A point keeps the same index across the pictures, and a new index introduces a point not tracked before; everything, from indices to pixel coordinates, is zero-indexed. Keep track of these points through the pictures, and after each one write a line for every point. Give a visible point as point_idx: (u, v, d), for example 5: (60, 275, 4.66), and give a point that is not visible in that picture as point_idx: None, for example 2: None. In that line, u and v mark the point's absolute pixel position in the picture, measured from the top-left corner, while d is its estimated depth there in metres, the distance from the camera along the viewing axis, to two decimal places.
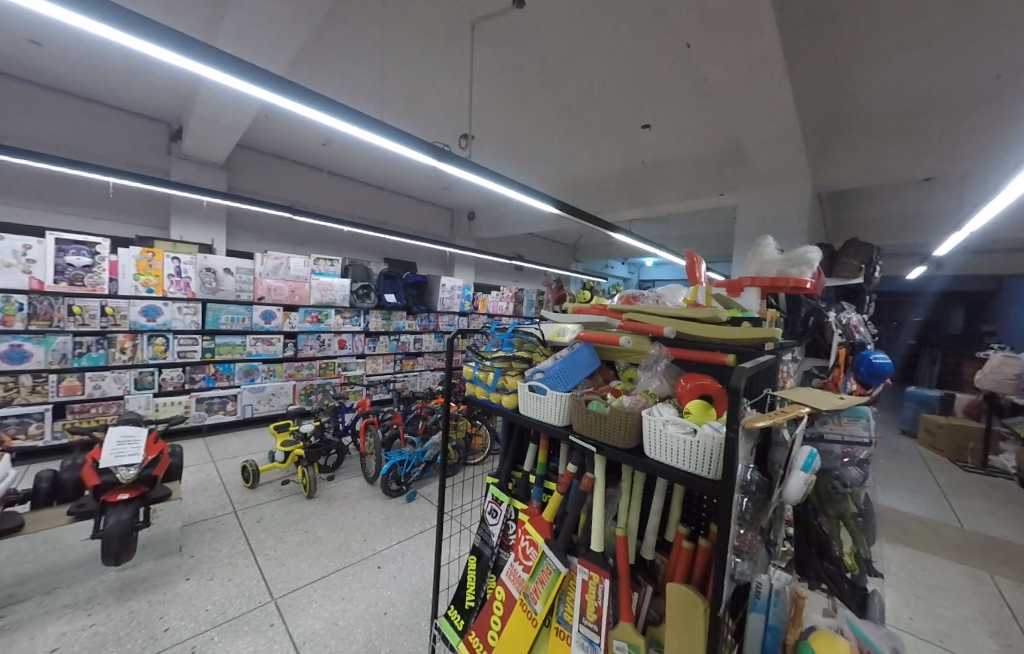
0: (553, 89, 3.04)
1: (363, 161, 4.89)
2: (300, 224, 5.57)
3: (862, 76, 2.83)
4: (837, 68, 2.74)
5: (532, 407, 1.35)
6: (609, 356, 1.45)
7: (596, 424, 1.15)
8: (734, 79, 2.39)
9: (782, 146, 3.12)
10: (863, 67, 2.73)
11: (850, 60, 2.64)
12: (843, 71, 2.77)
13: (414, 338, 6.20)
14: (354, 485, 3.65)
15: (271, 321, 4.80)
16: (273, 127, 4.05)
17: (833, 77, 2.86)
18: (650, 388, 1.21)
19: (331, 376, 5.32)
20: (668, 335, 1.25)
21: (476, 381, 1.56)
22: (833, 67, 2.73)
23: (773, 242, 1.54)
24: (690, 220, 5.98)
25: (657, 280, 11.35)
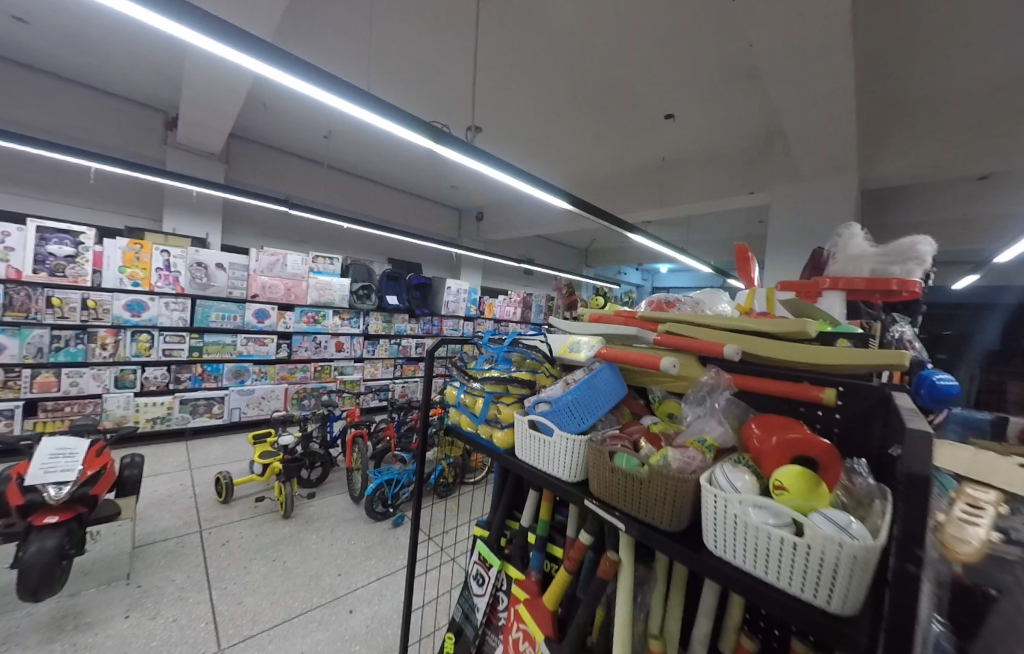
0: (571, 66, 2.68)
1: (366, 154, 4.60)
2: (300, 219, 5.30)
3: (934, 53, 2.43)
4: (907, 42, 2.36)
5: (534, 451, 0.99)
6: (639, 381, 1.08)
7: (624, 488, 0.78)
8: (791, 49, 2.00)
9: (836, 136, 2.71)
10: (939, 42, 2.34)
11: (925, 30, 2.25)
12: (913, 45, 2.38)
13: (415, 342, 5.87)
14: (337, 505, 3.28)
15: (265, 321, 4.43)
16: (270, 114, 3.78)
17: (900, 54, 2.47)
18: (706, 436, 0.80)
19: (325, 380, 4.99)
20: (730, 356, 0.87)
21: (461, 409, 1.19)
22: (903, 40, 2.34)
23: (862, 232, 1.13)
24: (714, 224, 5.55)
25: (673, 289, 10.87)
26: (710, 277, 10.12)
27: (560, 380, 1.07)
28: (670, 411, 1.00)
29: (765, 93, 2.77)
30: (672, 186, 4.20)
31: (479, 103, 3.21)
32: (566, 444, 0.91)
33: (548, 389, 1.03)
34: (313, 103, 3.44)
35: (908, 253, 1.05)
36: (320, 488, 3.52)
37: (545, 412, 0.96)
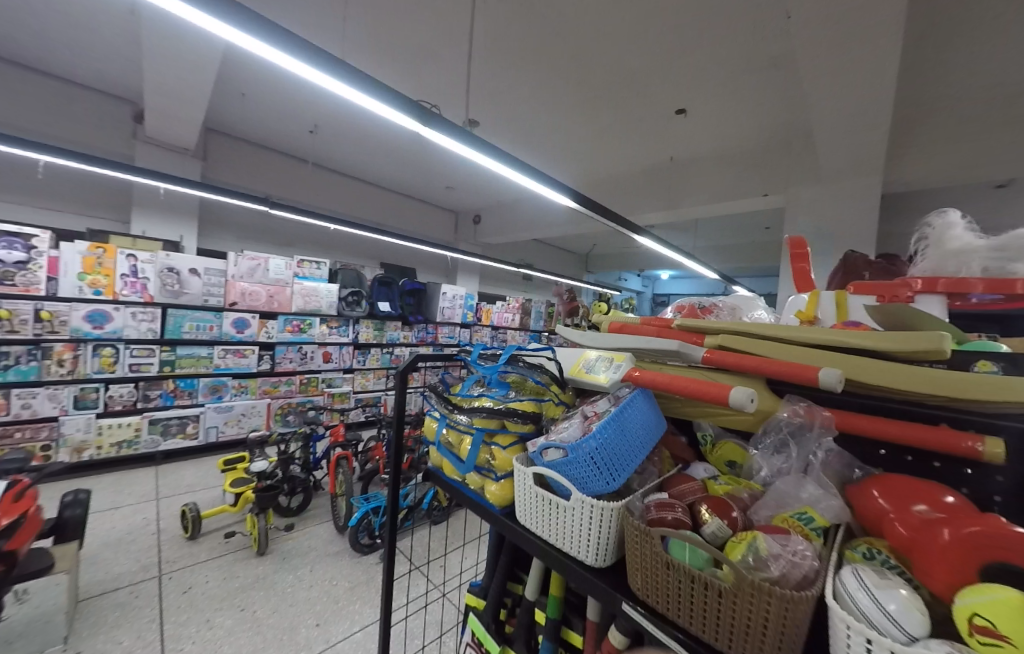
0: (576, 51, 2.43)
1: (355, 153, 4.35)
2: (285, 221, 5.02)
3: (981, 56, 2.18)
4: (952, 43, 2.10)
5: (543, 520, 0.72)
6: (686, 413, 0.80)
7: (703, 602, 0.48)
8: (830, 29, 1.74)
9: (867, 135, 2.46)
10: (987, 44, 2.08)
11: (975, 31, 2.00)
12: (958, 47, 2.12)
13: (409, 351, 5.56)
14: (318, 537, 2.96)
15: (245, 330, 4.16)
16: (251, 105, 3.55)
17: (941, 57, 2.21)
18: (810, 510, 0.54)
19: (312, 394, 4.67)
20: (831, 382, 0.60)
21: (445, 452, 0.93)
22: (948, 41, 2.09)
23: (962, 216, 0.87)
24: (720, 226, 5.33)
25: (673, 294, 10.68)
26: (713, 282, 9.90)
27: (579, 413, 0.79)
28: (730, 458, 0.72)
29: (788, 87, 2.53)
30: (681, 187, 3.95)
31: (472, 96, 2.96)
32: (592, 512, 0.64)
33: (560, 428, 0.75)
34: (294, 89, 3.18)
35: None
36: (300, 518, 3.19)
37: (561, 463, 0.69)
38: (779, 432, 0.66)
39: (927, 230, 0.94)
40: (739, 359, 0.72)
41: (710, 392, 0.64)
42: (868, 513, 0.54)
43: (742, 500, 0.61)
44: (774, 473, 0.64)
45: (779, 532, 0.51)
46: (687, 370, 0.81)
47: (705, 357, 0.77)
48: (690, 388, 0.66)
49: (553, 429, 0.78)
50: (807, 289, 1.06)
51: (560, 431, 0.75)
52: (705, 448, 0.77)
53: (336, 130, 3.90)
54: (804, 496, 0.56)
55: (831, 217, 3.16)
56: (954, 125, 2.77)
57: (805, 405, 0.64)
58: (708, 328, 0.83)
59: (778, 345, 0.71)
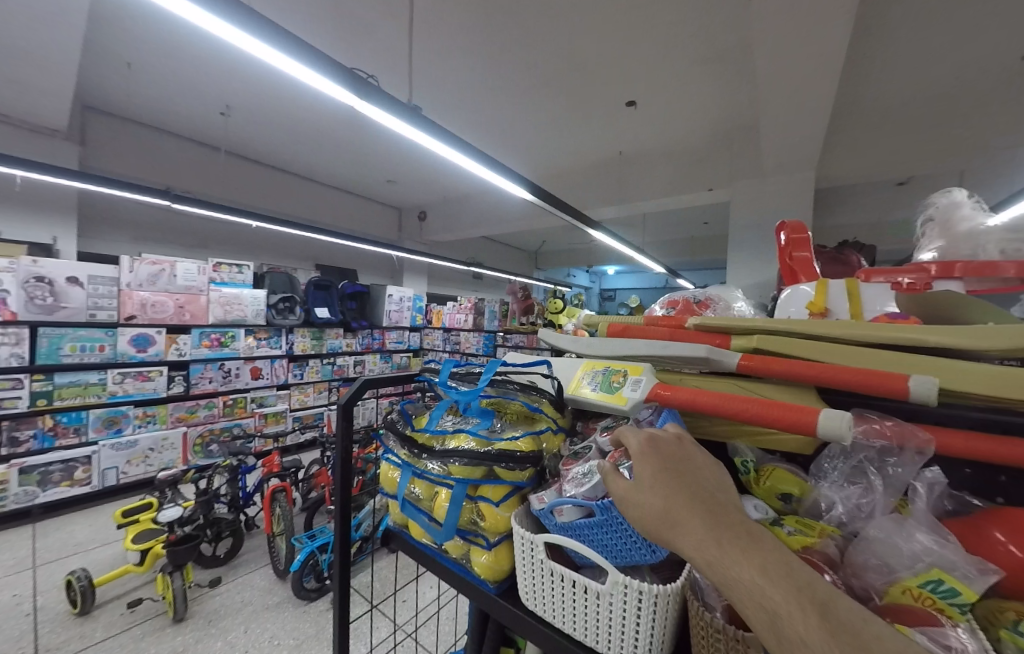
0: (525, 37, 2.24)
1: (280, 139, 3.81)
2: (196, 218, 4.29)
3: (901, 58, 2.33)
4: (880, 43, 2.21)
5: (565, 605, 0.54)
6: (718, 433, 0.64)
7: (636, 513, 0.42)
8: (782, 23, 1.73)
9: (808, 128, 2.55)
10: (908, 46, 2.22)
11: (901, 31, 2.10)
12: (884, 47, 2.24)
13: (354, 361, 4.96)
14: (252, 588, 2.46)
15: (148, 348, 3.39)
16: (141, 79, 2.93)
17: (870, 56, 2.33)
18: (937, 569, 0.40)
19: (240, 417, 3.96)
20: (925, 391, 0.48)
21: (413, 511, 0.70)
22: (877, 41, 2.19)
23: (966, 195, 0.81)
24: (665, 220, 5.49)
25: (619, 287, 11.04)
26: (656, 275, 10.32)
27: (593, 450, 0.61)
28: (784, 488, 0.57)
29: (737, 79, 2.54)
30: (632, 181, 3.94)
31: (419, 77, 2.65)
32: (637, 599, 0.47)
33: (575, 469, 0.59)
34: (198, 60, 2.64)
35: None
36: (230, 566, 2.65)
37: (588, 526, 0.52)
38: (853, 459, 0.53)
39: (931, 210, 0.88)
40: (790, 365, 0.59)
41: (783, 417, 0.49)
42: (996, 564, 0.41)
43: (827, 555, 0.46)
44: (854, 512, 0.51)
45: (920, 622, 0.38)
46: (718, 381, 0.66)
47: (743, 363, 0.63)
48: (751, 414, 0.52)
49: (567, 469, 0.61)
50: (807, 279, 0.95)
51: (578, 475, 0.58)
52: (747, 477, 0.61)
53: (255, 114, 3.37)
54: (924, 548, 0.42)
55: (774, 209, 3.29)
56: (873, 124, 2.99)
57: (886, 421, 0.52)
58: (736, 327, 0.69)
59: (834, 345, 0.59)
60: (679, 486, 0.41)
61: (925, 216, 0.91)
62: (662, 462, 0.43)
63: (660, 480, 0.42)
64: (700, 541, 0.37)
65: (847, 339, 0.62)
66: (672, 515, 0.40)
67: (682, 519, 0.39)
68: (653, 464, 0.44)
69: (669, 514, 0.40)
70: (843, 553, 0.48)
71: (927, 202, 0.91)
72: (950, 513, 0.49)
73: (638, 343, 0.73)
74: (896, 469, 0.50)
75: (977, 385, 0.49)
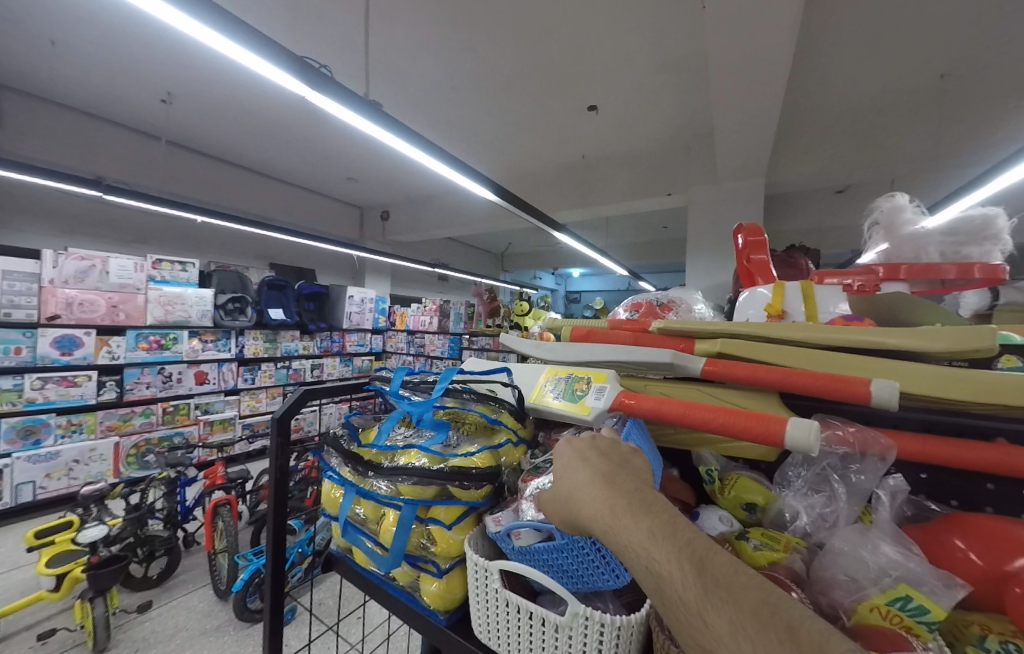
0: (492, 34, 2.18)
1: (227, 131, 3.50)
2: (132, 211, 3.85)
3: (843, 71, 2.50)
4: (826, 56, 2.36)
5: (522, 639, 0.48)
6: (681, 442, 0.62)
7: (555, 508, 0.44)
8: (736, 35, 1.79)
9: (762, 136, 2.67)
10: (850, 60, 2.38)
11: (845, 46, 2.25)
12: (830, 61, 2.39)
13: (312, 364, 4.55)
14: (190, 611, 2.12)
15: (75, 351, 2.89)
16: (68, 59, 2.60)
17: (816, 68, 2.48)
18: (905, 586, 0.39)
19: (183, 424, 3.44)
20: (885, 397, 0.47)
21: (356, 535, 0.62)
22: (823, 54, 2.33)
23: (907, 198, 0.85)
24: (628, 224, 5.61)
25: (584, 290, 11.22)
26: (620, 278, 10.58)
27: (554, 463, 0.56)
28: (748, 497, 0.55)
29: (698, 87, 2.63)
30: (597, 185, 3.98)
31: (387, 68, 2.49)
32: (599, 631, 0.43)
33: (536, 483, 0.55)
34: (133, 40, 2.34)
35: (988, 229, 0.77)
36: (164, 589, 2.27)
37: (549, 551, 0.47)
38: (817, 467, 0.52)
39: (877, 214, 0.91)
40: (754, 370, 0.57)
41: (750, 427, 0.46)
42: (959, 574, 0.40)
43: (794, 571, 0.45)
44: (818, 522, 0.50)
45: (891, 646, 0.35)
46: (683, 387, 0.64)
47: (707, 369, 0.61)
48: (718, 423, 0.49)
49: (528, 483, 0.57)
50: (764, 281, 0.96)
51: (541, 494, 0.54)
52: (712, 487, 0.59)
53: (200, 104, 3.08)
54: (890, 562, 0.41)
55: (730, 213, 3.42)
56: (816, 135, 3.20)
57: (849, 427, 0.52)
58: (699, 331, 0.67)
59: (795, 349, 0.59)
60: (584, 473, 0.43)
61: (872, 220, 0.94)
62: (573, 456, 0.45)
63: (569, 471, 0.44)
64: (598, 519, 0.38)
65: (807, 342, 0.61)
66: (579, 500, 0.41)
67: (584, 500, 0.40)
68: (567, 458, 0.46)
69: (578, 499, 0.41)
70: (808, 567, 0.47)
71: (872, 207, 0.95)
72: (909, 519, 0.50)
73: (602, 348, 0.70)
74: (859, 477, 0.49)
75: (929, 386, 0.50)
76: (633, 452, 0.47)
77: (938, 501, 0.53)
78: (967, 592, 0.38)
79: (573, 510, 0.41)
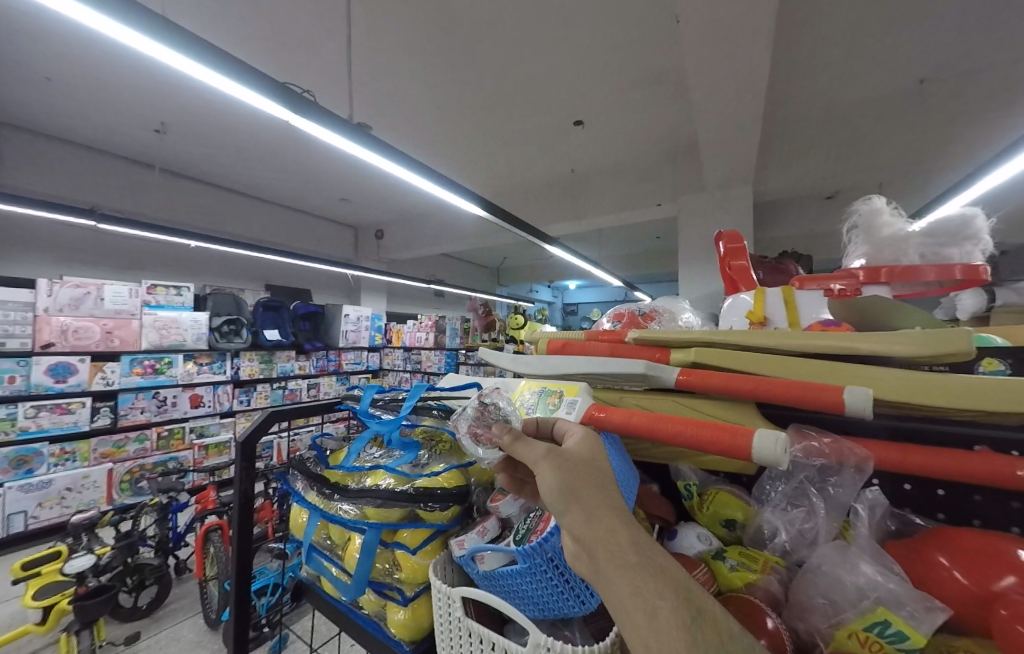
0: (474, 54, 2.22)
1: (222, 158, 3.57)
2: (129, 238, 3.88)
3: (823, 79, 2.55)
4: (806, 65, 2.41)
5: None
6: (660, 457, 0.60)
7: (551, 460, 0.38)
8: (711, 47, 1.83)
9: (747, 144, 2.71)
10: (829, 68, 2.43)
11: (823, 54, 2.30)
12: (810, 69, 2.45)
13: (307, 384, 4.48)
14: (178, 642, 2.02)
15: (69, 379, 2.87)
16: (65, 96, 2.66)
17: (797, 77, 2.53)
18: (884, 608, 0.37)
19: (178, 450, 3.37)
20: (859, 403, 0.45)
21: (324, 561, 0.60)
22: (803, 63, 2.39)
23: (883, 201, 0.84)
24: (622, 235, 5.65)
25: (582, 303, 11.26)
26: (617, 289, 10.60)
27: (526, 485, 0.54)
28: (726, 514, 0.54)
29: (682, 99, 2.68)
30: (588, 198, 4.03)
31: (375, 91, 2.53)
32: None
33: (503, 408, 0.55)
34: (128, 74, 2.39)
35: (966, 229, 0.76)
36: (153, 620, 2.19)
37: (511, 575, 0.44)
38: (794, 480, 0.50)
39: (854, 219, 0.91)
40: (729, 379, 0.55)
41: (719, 438, 0.44)
42: (941, 597, 0.38)
43: (770, 594, 0.44)
44: (797, 539, 0.48)
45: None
46: (658, 400, 0.62)
47: (681, 379, 0.59)
48: (687, 436, 0.47)
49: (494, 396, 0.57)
50: (747, 288, 0.95)
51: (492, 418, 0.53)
52: (691, 503, 0.58)
53: (194, 133, 3.14)
54: (869, 582, 0.39)
55: (721, 220, 3.43)
56: (801, 143, 3.25)
57: (823, 437, 0.48)
58: (675, 341, 0.65)
59: (770, 357, 0.57)
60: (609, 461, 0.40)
61: (849, 224, 0.94)
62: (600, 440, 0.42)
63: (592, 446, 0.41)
64: (607, 505, 0.35)
65: (782, 350, 0.59)
66: (591, 472, 0.37)
67: (601, 480, 0.37)
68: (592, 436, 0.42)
69: (588, 469, 0.37)
70: (786, 588, 0.45)
71: (849, 211, 0.95)
72: (892, 534, 0.47)
73: (575, 359, 0.67)
74: (837, 489, 0.47)
75: (905, 393, 0.48)
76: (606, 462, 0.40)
77: (924, 514, 0.51)
78: (948, 614, 0.36)
79: (580, 473, 0.37)
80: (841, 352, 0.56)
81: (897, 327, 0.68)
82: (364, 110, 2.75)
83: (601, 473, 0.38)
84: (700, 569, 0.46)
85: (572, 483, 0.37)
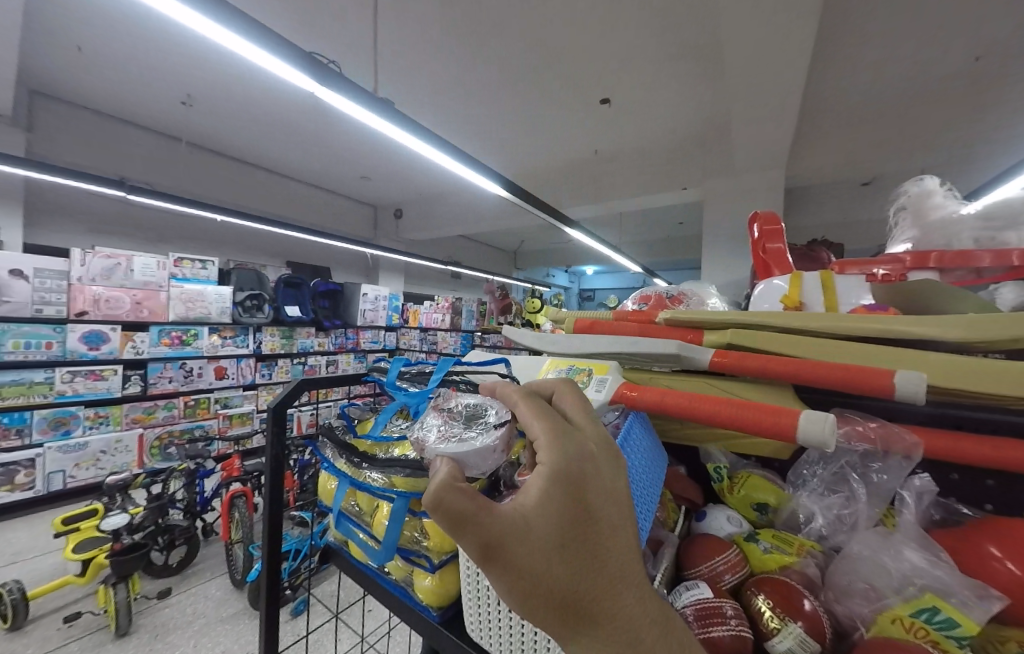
0: (499, 22, 2.13)
1: (246, 131, 3.58)
2: (156, 211, 3.97)
3: (871, 58, 2.40)
4: (851, 43, 2.27)
5: (506, 637, 0.46)
6: (687, 442, 0.59)
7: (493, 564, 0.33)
8: (752, 15, 1.71)
9: (780, 124, 2.56)
10: (877, 44, 2.27)
11: (870, 32, 2.16)
12: (854, 47, 2.30)
13: (326, 361, 4.53)
14: (206, 599, 2.15)
15: (102, 346, 2.99)
16: (92, 64, 2.69)
17: (841, 54, 2.37)
18: (928, 597, 0.36)
19: (203, 418, 3.52)
20: (904, 388, 0.43)
21: (351, 526, 0.62)
22: (848, 41, 2.25)
23: (937, 182, 0.79)
24: (644, 219, 5.50)
25: (598, 289, 11.18)
26: (635, 275, 10.44)
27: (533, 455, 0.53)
28: (759, 498, 0.54)
29: (714, 77, 2.56)
30: (609, 180, 3.94)
31: (397, 61, 2.48)
32: None
33: (470, 398, 0.50)
34: (155, 41, 2.39)
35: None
36: (182, 577, 2.32)
37: None
38: (835, 465, 0.50)
39: (903, 200, 0.85)
40: (765, 361, 0.53)
41: (761, 419, 0.44)
42: (992, 585, 0.37)
43: (807, 577, 0.43)
44: (835, 524, 0.48)
45: (906, 649, 0.33)
46: (689, 380, 0.60)
47: (715, 360, 0.57)
48: (726, 417, 0.47)
49: (450, 400, 0.51)
50: (782, 271, 0.90)
51: (463, 420, 0.47)
52: (721, 485, 0.58)
53: (219, 105, 3.14)
54: (915, 568, 0.38)
55: (749, 207, 3.30)
56: (839, 127, 3.09)
57: (870, 422, 0.47)
58: (710, 322, 0.63)
59: (813, 340, 0.55)
60: (601, 512, 0.34)
61: (897, 205, 0.88)
62: (592, 467, 0.36)
63: (568, 502, 0.33)
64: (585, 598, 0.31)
65: (827, 334, 0.56)
66: (552, 560, 0.32)
67: (565, 569, 0.32)
68: (562, 482, 0.34)
69: (549, 554, 0.32)
70: (824, 572, 0.45)
71: (899, 193, 0.89)
72: (936, 523, 0.46)
73: (604, 340, 0.66)
74: (881, 476, 0.46)
75: (956, 380, 0.45)
76: (534, 497, 0.34)
77: (971, 504, 0.49)
78: (1002, 603, 0.35)
79: (553, 576, 0.31)
80: (896, 338, 0.53)
81: (947, 311, 0.62)
82: (388, 81, 2.70)
83: (585, 550, 0.32)
84: (732, 550, 0.47)
85: (533, 594, 0.32)
